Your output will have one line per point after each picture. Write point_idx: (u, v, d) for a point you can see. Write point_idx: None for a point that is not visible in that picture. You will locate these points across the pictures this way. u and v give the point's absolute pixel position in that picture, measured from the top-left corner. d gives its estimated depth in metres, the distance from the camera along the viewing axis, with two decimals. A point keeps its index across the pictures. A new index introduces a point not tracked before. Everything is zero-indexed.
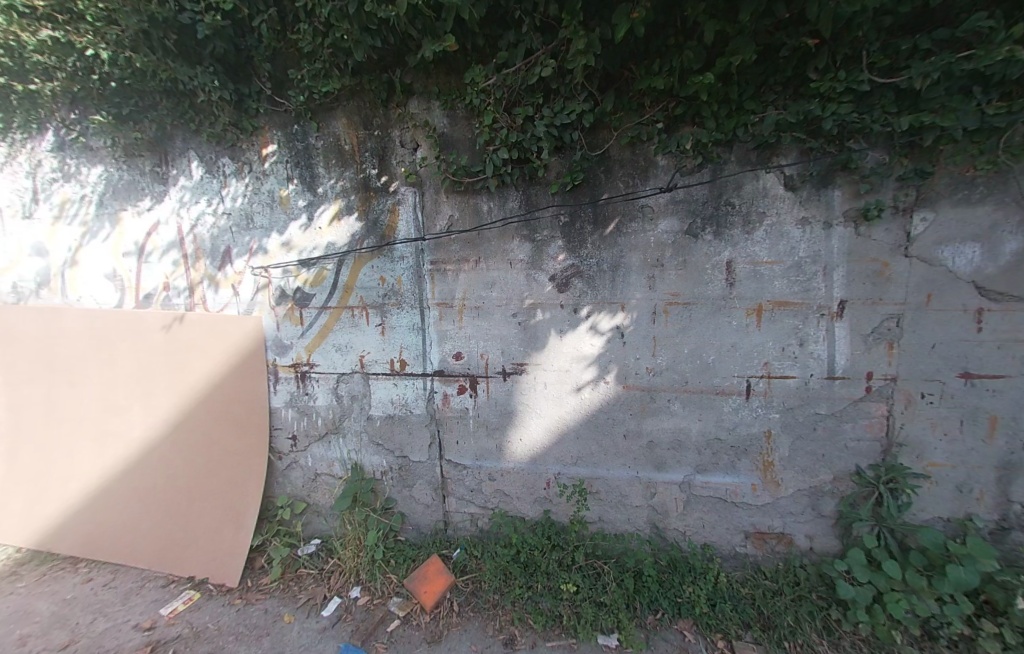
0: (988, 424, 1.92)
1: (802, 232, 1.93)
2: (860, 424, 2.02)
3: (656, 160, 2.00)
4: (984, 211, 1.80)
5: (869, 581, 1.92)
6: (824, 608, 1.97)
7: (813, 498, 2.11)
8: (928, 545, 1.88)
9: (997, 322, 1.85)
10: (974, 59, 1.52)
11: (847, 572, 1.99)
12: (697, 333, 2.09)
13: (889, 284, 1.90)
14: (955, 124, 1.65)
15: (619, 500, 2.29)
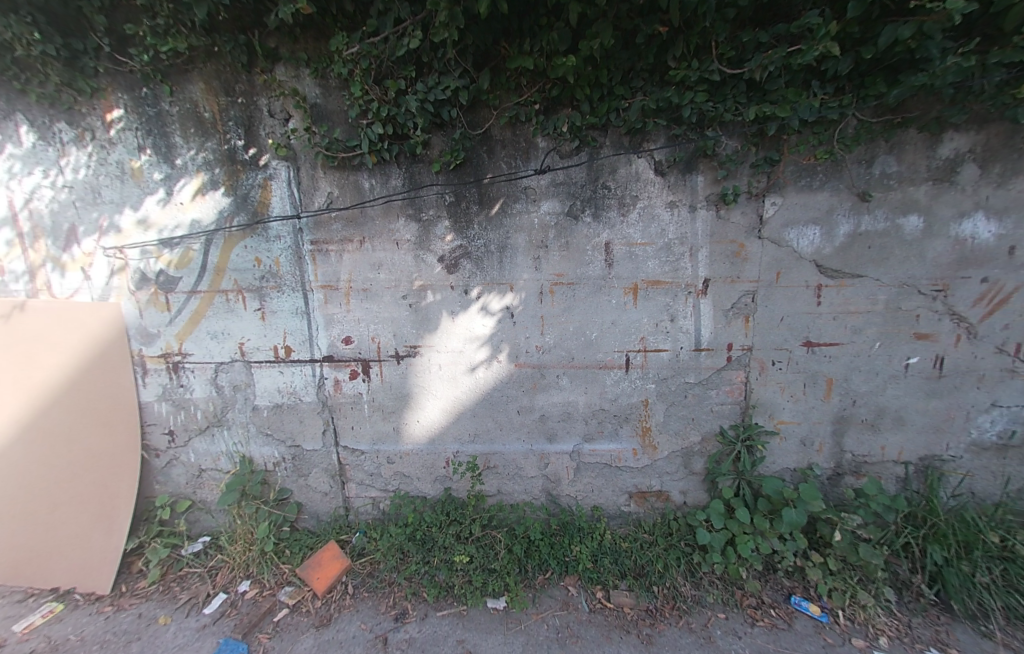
0: (825, 385, 2.19)
1: (670, 214, 2.06)
2: (723, 390, 2.25)
3: (537, 140, 2.01)
4: (823, 196, 1.98)
5: (724, 527, 2.18)
6: (689, 553, 2.21)
7: (685, 457, 2.34)
8: (772, 493, 2.14)
9: (832, 296, 2.08)
10: (802, 54, 1.65)
11: (707, 520, 2.25)
12: (580, 311, 2.19)
13: (745, 263, 2.08)
14: (794, 116, 1.80)
15: (516, 472, 2.39)
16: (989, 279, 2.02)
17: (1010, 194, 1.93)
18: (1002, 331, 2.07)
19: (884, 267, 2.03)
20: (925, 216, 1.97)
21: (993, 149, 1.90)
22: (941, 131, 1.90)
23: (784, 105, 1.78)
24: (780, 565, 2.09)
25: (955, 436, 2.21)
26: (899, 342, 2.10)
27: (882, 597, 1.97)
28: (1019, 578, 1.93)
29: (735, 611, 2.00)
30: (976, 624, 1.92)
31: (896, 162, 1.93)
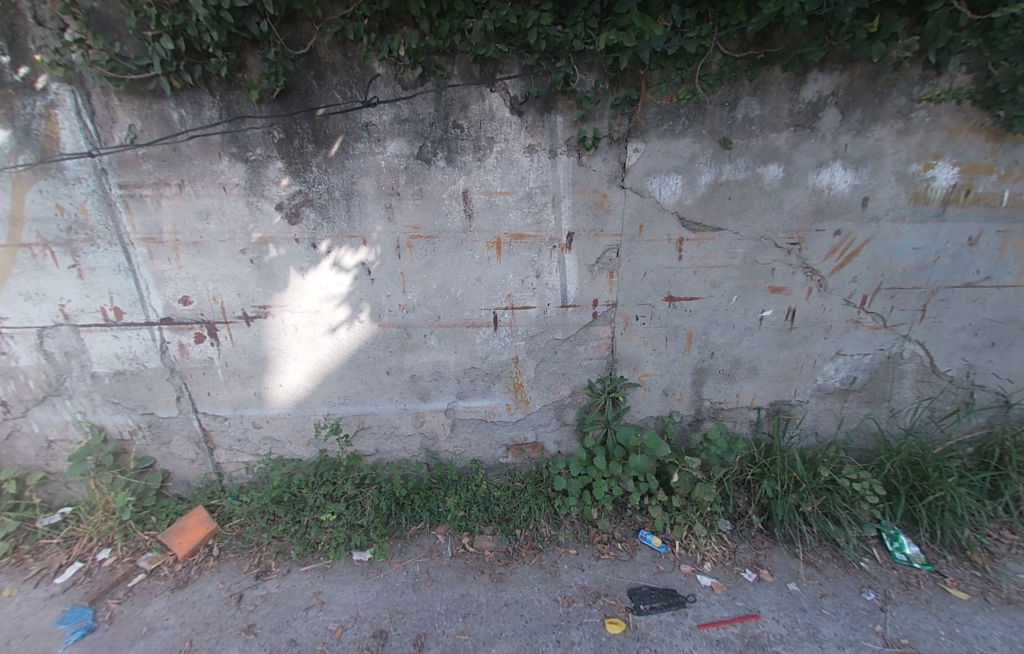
0: (686, 338, 2.26)
1: (530, 159, 1.91)
2: (590, 345, 2.27)
3: (373, 67, 1.75)
4: (685, 143, 1.91)
5: (584, 472, 2.29)
6: (553, 501, 2.32)
7: (556, 410, 2.40)
8: (624, 441, 2.24)
9: (693, 250, 2.09)
10: None
11: (568, 469, 2.35)
12: (443, 266, 2.05)
13: (608, 216, 2.02)
14: (643, 45, 1.66)
15: (391, 432, 2.36)
16: (842, 231, 2.05)
17: (868, 143, 1.92)
18: (850, 283, 2.15)
19: (742, 220, 2.03)
20: (784, 165, 1.95)
21: (855, 93, 1.84)
22: (806, 71, 1.81)
23: (632, 33, 1.61)
24: (632, 505, 2.25)
25: (802, 382, 2.37)
26: (753, 296, 2.17)
27: (717, 529, 2.19)
28: (834, 506, 2.19)
29: (587, 547, 2.17)
30: (789, 547, 2.16)
31: (760, 104, 1.85)
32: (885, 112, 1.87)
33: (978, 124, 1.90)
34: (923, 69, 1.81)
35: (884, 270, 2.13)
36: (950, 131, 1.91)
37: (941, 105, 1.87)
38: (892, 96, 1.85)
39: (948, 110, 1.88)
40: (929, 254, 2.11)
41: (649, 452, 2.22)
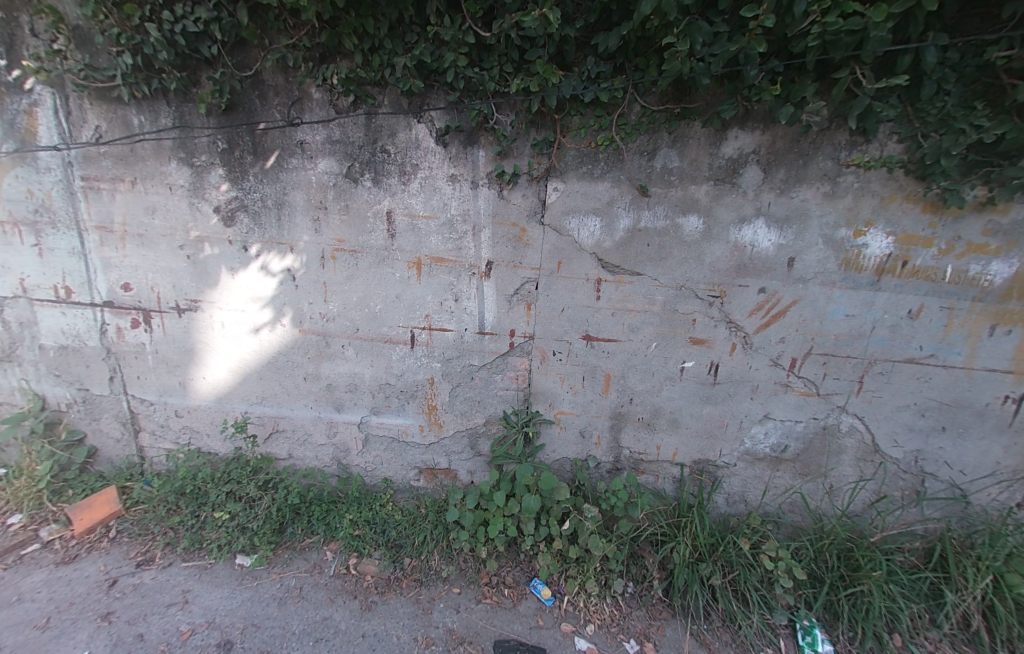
0: (604, 380, 2.22)
1: (452, 188, 1.97)
2: (507, 375, 2.25)
3: (311, 92, 1.90)
4: (603, 186, 1.95)
5: (484, 506, 2.20)
6: (449, 533, 2.21)
7: (470, 438, 2.35)
8: (522, 479, 2.19)
9: (611, 292, 2.09)
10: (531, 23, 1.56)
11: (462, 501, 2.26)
12: (364, 281, 2.10)
13: (527, 249, 2.04)
14: (552, 92, 1.74)
15: (304, 438, 2.37)
16: (767, 290, 2.00)
17: (792, 202, 1.88)
18: (777, 344, 2.07)
19: (662, 267, 2.03)
20: (705, 218, 1.94)
21: (778, 152, 1.83)
22: (726, 128, 1.83)
23: (538, 81, 1.70)
24: (527, 547, 2.13)
25: (727, 443, 2.26)
26: (674, 345, 2.13)
27: (610, 589, 2.04)
28: (746, 584, 2.01)
29: (472, 587, 2.07)
30: (690, 623, 1.99)
31: (678, 156, 1.88)
32: (811, 173, 1.84)
33: (914, 194, 1.83)
34: (850, 134, 1.78)
35: (814, 334, 2.03)
36: (882, 198, 1.84)
37: (871, 171, 1.81)
38: (818, 158, 1.82)
39: (880, 177, 1.82)
40: (864, 323, 1.99)
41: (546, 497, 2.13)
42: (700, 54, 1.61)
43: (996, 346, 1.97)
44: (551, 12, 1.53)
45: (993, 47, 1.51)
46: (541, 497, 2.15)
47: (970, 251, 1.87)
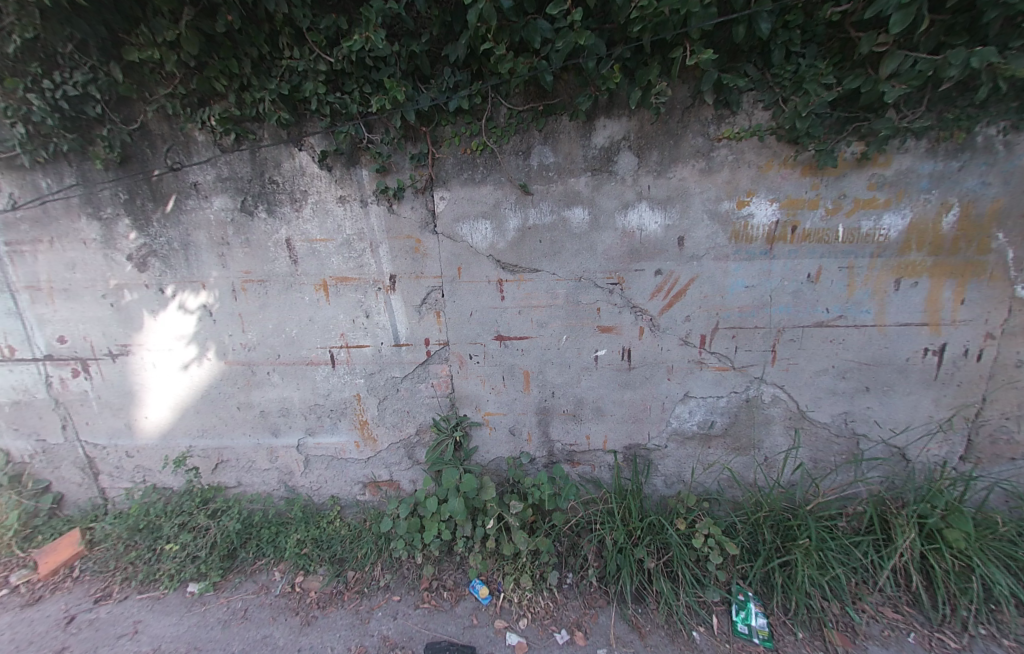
0: (523, 377, 2.21)
1: (343, 209, 2.01)
2: (430, 383, 2.24)
3: (196, 135, 1.99)
4: (487, 190, 1.95)
5: (416, 514, 2.20)
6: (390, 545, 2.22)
7: (407, 448, 2.35)
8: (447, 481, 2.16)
9: (514, 291, 2.09)
10: (369, 43, 1.61)
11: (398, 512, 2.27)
12: (276, 308, 2.16)
13: (425, 260, 2.05)
14: (410, 108, 1.77)
15: (249, 465, 2.46)
16: (663, 271, 2.01)
17: (671, 182, 1.89)
18: (683, 322, 2.07)
19: (557, 261, 2.04)
20: (590, 208, 1.96)
21: (647, 136, 1.84)
22: (592, 119, 1.84)
23: (392, 99, 1.73)
24: (460, 550, 2.12)
25: (654, 425, 2.25)
26: (584, 335, 2.14)
27: (546, 582, 2.02)
28: (679, 564, 1.99)
29: (413, 593, 2.07)
30: (625, 609, 1.94)
31: (552, 152, 1.90)
32: (684, 152, 1.85)
33: (791, 159, 1.81)
34: (715, 108, 1.78)
35: (718, 309, 2.03)
36: (759, 167, 1.83)
37: (743, 142, 1.81)
38: (688, 136, 1.83)
39: (753, 147, 1.81)
40: (765, 292, 1.98)
41: (473, 498, 2.15)
42: (542, 52, 1.65)
43: (904, 300, 1.91)
44: (375, 35, 1.60)
45: (830, 3, 1.50)
46: (471, 499, 2.15)
47: (858, 208, 1.83)
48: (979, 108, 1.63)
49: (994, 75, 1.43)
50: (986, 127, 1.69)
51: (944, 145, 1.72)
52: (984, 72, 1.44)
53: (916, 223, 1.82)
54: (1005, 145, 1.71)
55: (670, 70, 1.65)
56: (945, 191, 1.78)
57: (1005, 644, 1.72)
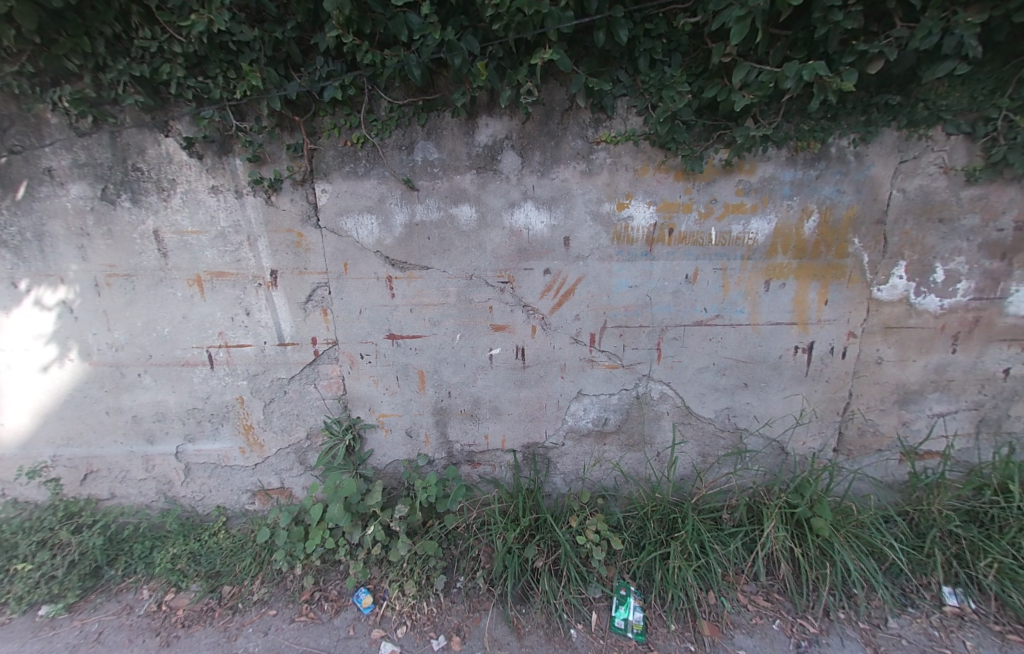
0: (418, 377, 2.13)
1: (216, 200, 1.90)
2: (321, 384, 2.12)
3: (47, 117, 1.81)
4: (370, 184, 1.88)
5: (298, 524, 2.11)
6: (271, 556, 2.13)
7: (298, 453, 2.22)
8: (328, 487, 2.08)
9: (405, 289, 2.00)
10: (218, 24, 1.51)
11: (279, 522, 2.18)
12: (144, 304, 2.01)
13: (308, 254, 1.95)
14: (274, 96, 1.69)
15: (123, 475, 2.27)
16: (552, 270, 2.01)
17: (555, 183, 1.89)
18: (574, 321, 2.09)
19: (447, 259, 1.97)
20: (477, 206, 1.91)
21: (529, 136, 1.84)
22: (474, 117, 1.81)
23: (253, 84, 1.64)
24: (343, 557, 2.04)
25: (550, 423, 2.25)
26: (477, 334, 2.08)
27: (432, 587, 1.96)
28: (567, 561, 1.99)
29: (291, 607, 1.96)
30: (507, 608, 1.91)
31: (436, 148, 1.84)
32: (565, 153, 1.86)
33: (664, 164, 1.86)
34: (593, 111, 1.80)
35: (605, 308, 2.07)
36: (636, 171, 1.87)
37: (619, 146, 1.85)
38: (568, 138, 1.84)
39: (630, 151, 1.85)
40: (647, 292, 2.03)
41: (356, 503, 2.06)
42: (412, 46, 1.60)
43: (774, 300, 2.01)
44: (219, 16, 1.50)
45: (683, 13, 1.54)
46: (353, 507, 2.05)
47: (728, 212, 1.90)
48: (830, 119, 1.75)
49: (824, 87, 1.54)
50: (839, 138, 1.80)
51: (801, 155, 1.82)
52: (817, 84, 1.55)
53: (780, 227, 1.91)
54: (855, 155, 1.82)
55: (536, 70, 1.64)
56: (806, 198, 1.87)
57: (860, 627, 1.84)
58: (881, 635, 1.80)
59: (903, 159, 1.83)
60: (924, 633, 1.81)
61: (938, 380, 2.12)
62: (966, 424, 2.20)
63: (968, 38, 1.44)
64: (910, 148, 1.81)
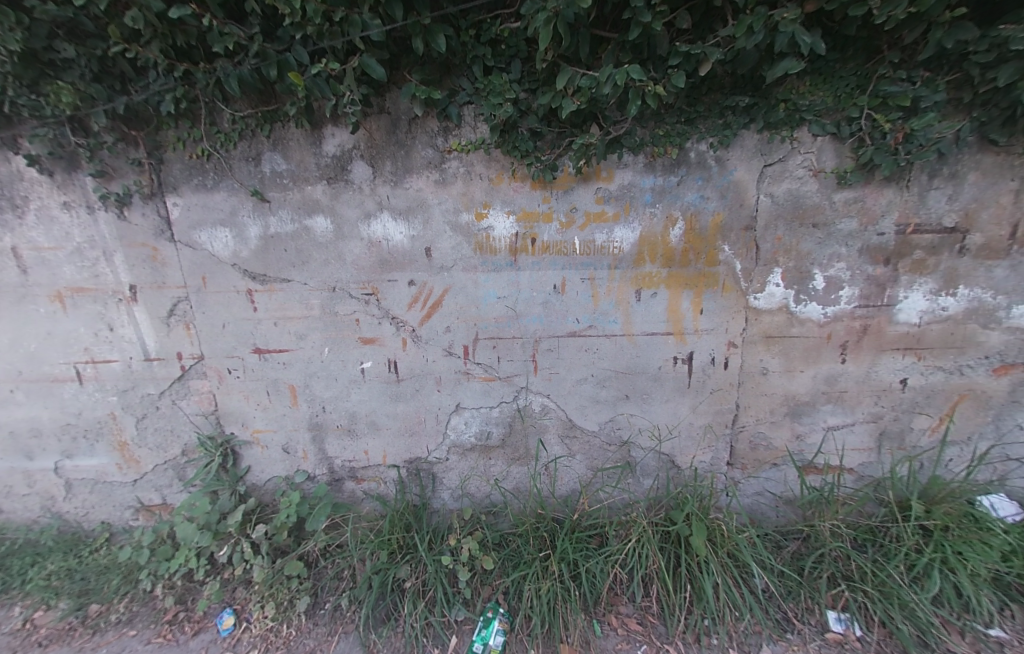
0: (289, 392, 2.08)
1: (69, 216, 1.88)
2: (193, 400, 2.09)
3: None
4: (220, 196, 1.85)
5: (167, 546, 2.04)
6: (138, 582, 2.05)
7: (175, 469, 2.19)
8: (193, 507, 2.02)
9: (266, 301, 1.96)
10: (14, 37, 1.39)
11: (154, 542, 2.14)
12: (9, 320, 1.99)
13: (165, 268, 1.93)
14: (99, 111, 1.67)
15: (5, 491, 2.25)
16: (416, 281, 1.94)
17: (409, 193, 1.83)
18: (445, 334, 2.01)
19: (306, 270, 1.92)
20: (331, 217, 1.86)
21: (377, 146, 1.78)
22: (319, 127, 1.76)
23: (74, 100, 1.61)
24: (201, 576, 1.97)
25: (432, 439, 2.16)
26: (346, 348, 2.02)
27: (293, 609, 1.87)
28: (434, 583, 1.88)
29: (152, 627, 1.90)
30: (365, 633, 1.80)
31: (283, 159, 1.80)
32: (416, 162, 1.80)
33: (519, 172, 1.79)
34: (439, 119, 1.74)
35: (475, 320, 1.99)
36: (491, 179, 1.81)
37: (471, 154, 1.78)
38: (417, 147, 1.78)
39: (482, 159, 1.79)
40: (517, 303, 1.96)
41: (220, 524, 2.01)
42: (235, 58, 1.58)
43: (646, 310, 1.95)
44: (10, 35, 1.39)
45: (496, 22, 1.52)
46: (214, 524, 2.01)
47: (590, 221, 1.85)
48: (683, 123, 1.69)
49: (641, 93, 1.48)
50: (697, 143, 1.73)
51: (661, 160, 1.76)
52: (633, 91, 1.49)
53: (645, 236, 1.85)
54: (716, 160, 1.75)
55: (363, 81, 1.61)
56: (668, 205, 1.81)
57: None
58: None
59: (767, 163, 1.75)
60: None
61: (829, 390, 2.02)
62: (863, 438, 2.09)
63: (797, 34, 1.35)
64: (774, 151, 1.73)
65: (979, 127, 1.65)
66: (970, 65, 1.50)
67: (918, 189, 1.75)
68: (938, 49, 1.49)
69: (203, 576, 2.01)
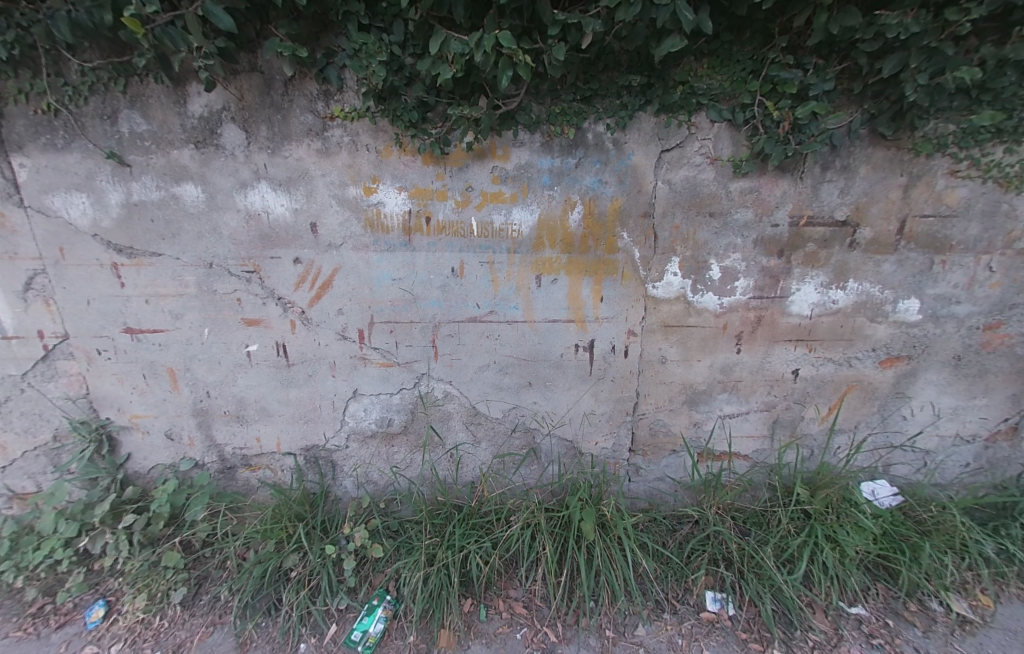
0: (168, 376, 1.95)
1: None
2: (61, 383, 1.93)
3: None
4: (73, 158, 1.66)
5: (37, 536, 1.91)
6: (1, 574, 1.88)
7: (49, 456, 2.04)
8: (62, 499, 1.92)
9: (135, 277, 1.80)
10: None
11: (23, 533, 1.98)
12: None
13: (15, 237, 1.73)
14: None
15: None
16: (302, 259, 1.82)
17: (289, 163, 1.69)
18: (337, 316, 1.91)
19: (178, 244, 1.76)
20: (203, 186, 1.71)
21: (251, 108, 1.62)
22: (183, 84, 1.59)
23: None
24: (64, 568, 1.85)
25: (329, 426, 2.08)
26: (228, 329, 1.89)
27: (167, 601, 1.79)
28: (317, 572, 1.84)
29: (13, 621, 1.78)
30: (240, 623, 1.74)
31: (144, 118, 1.62)
32: (295, 129, 1.65)
33: (408, 145, 1.68)
34: (319, 82, 1.60)
35: (370, 302, 1.89)
36: (379, 152, 1.69)
37: (356, 123, 1.65)
38: (295, 112, 1.63)
39: (368, 128, 1.66)
40: (413, 285, 1.87)
41: (85, 513, 1.90)
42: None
43: (547, 296, 1.90)
44: None
45: None
46: (80, 514, 1.90)
47: (487, 201, 1.76)
48: (577, 101, 1.61)
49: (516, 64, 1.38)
50: (594, 124, 1.66)
51: (558, 140, 1.68)
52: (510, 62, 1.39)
53: (544, 220, 1.78)
54: (614, 143, 1.69)
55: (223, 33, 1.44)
56: (567, 188, 1.75)
57: (604, 635, 1.74)
58: (621, 644, 1.71)
59: (665, 147, 1.69)
60: (666, 642, 1.72)
61: (725, 380, 2.05)
62: (758, 426, 2.15)
63: (679, 8, 1.28)
64: (671, 135, 1.68)
65: (870, 120, 1.64)
66: (858, 53, 1.47)
67: (812, 181, 1.74)
68: (827, 35, 1.45)
69: (71, 567, 1.89)
